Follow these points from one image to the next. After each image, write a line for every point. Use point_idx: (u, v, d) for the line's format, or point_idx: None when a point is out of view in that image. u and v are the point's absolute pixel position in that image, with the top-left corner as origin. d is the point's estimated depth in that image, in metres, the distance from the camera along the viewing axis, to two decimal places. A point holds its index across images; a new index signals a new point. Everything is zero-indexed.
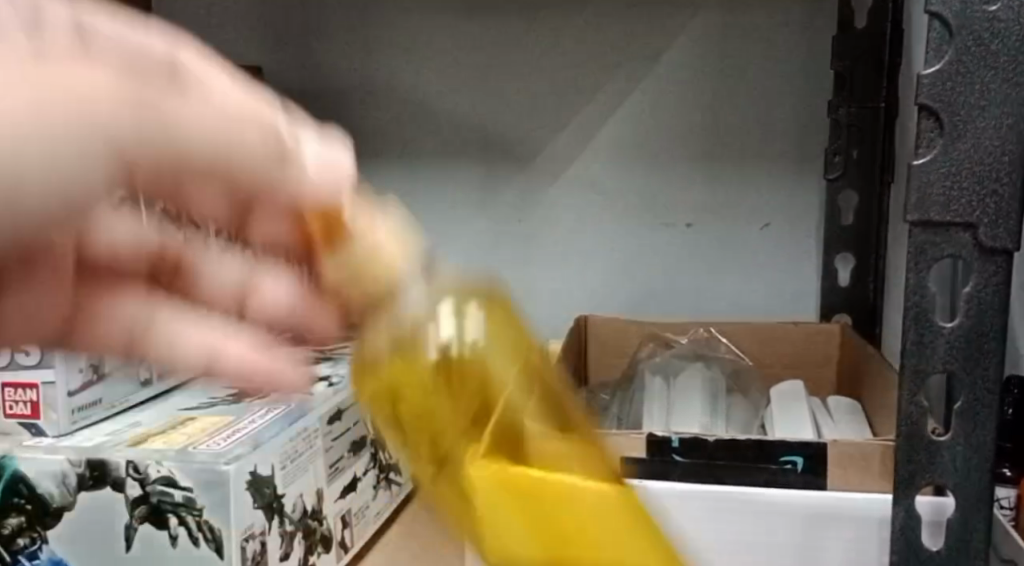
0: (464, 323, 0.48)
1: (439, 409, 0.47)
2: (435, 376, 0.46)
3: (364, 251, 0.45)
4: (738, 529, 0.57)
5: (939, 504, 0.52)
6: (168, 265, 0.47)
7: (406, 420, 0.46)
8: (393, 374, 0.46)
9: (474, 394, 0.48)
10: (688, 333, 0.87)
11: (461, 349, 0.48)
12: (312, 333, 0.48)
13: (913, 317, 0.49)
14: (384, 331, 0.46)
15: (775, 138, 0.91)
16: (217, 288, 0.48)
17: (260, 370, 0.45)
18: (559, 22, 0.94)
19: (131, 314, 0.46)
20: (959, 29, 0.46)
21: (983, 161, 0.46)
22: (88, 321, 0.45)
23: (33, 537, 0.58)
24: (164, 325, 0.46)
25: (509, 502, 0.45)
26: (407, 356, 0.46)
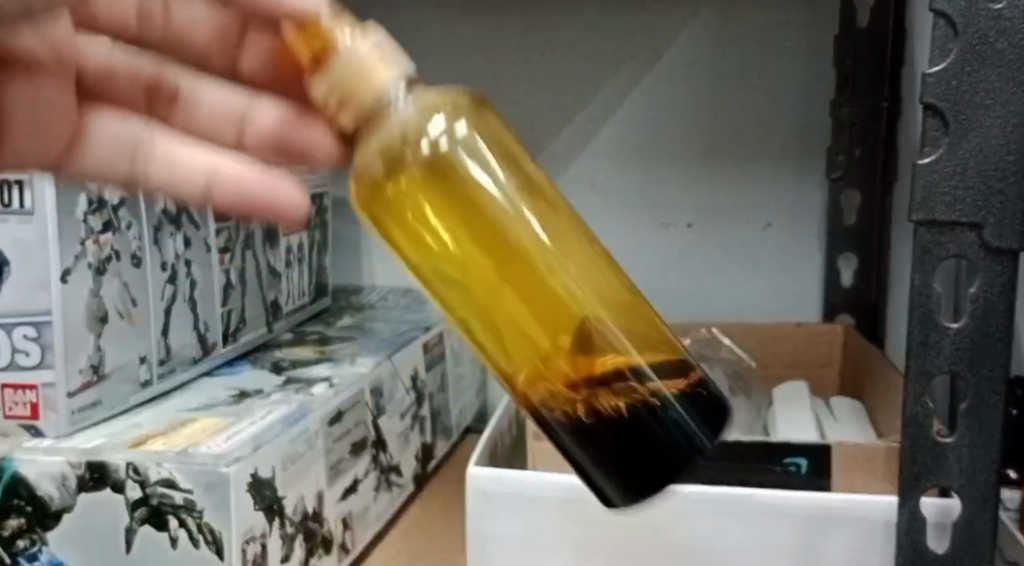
0: (454, 123, 0.47)
1: (435, 218, 0.49)
2: (428, 190, 0.48)
3: (348, 62, 0.41)
4: (746, 532, 0.57)
5: (945, 506, 0.51)
6: (164, 98, 0.51)
7: (405, 232, 0.49)
8: (381, 185, 0.46)
9: (466, 212, 0.50)
10: (690, 334, 0.84)
11: (450, 155, 0.47)
12: (312, 164, 0.50)
13: (918, 317, 0.49)
14: (366, 143, 0.44)
15: (777, 138, 0.91)
16: (216, 121, 0.51)
17: (258, 190, 0.47)
18: (560, 21, 0.93)
19: (118, 130, 0.49)
20: (964, 27, 0.46)
21: (988, 160, 0.46)
22: (76, 143, 0.49)
23: (33, 539, 0.58)
24: (153, 144, 0.48)
25: (509, 310, 0.50)
26: (396, 166, 0.45)
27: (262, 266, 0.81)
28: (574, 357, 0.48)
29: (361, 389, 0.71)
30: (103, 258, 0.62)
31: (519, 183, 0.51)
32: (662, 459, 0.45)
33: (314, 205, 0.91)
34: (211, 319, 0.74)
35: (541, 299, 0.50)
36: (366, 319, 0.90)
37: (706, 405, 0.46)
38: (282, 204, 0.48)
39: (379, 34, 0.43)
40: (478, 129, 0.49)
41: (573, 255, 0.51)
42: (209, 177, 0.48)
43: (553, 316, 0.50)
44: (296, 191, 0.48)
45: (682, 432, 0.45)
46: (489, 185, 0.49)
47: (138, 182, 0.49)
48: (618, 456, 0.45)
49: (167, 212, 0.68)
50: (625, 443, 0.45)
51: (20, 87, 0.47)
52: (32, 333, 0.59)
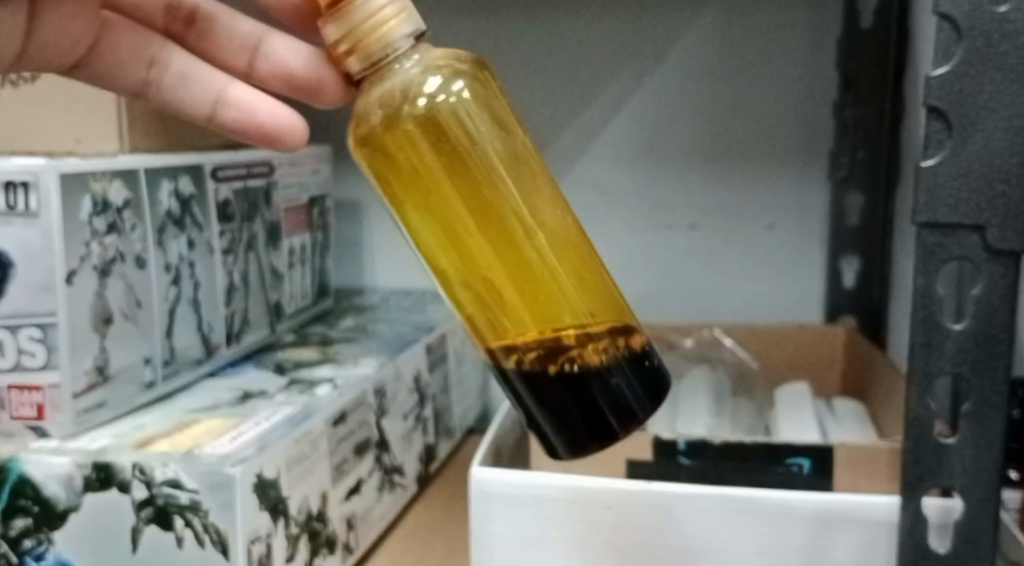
0: (451, 82, 0.49)
1: (428, 172, 0.52)
2: (422, 143, 0.50)
3: (364, 10, 0.45)
4: (753, 533, 0.57)
5: (948, 508, 0.51)
6: (185, 22, 0.56)
7: (400, 182, 0.52)
8: (372, 133, 0.49)
9: (460, 169, 0.52)
10: (693, 335, 0.86)
11: (447, 112, 0.50)
12: (313, 106, 0.54)
13: (921, 319, 0.49)
14: (367, 89, 0.48)
15: (779, 140, 0.91)
16: (233, 48, 0.55)
17: (262, 114, 0.54)
18: (561, 23, 0.94)
19: (138, 43, 0.55)
20: (968, 30, 0.46)
21: (992, 163, 0.47)
22: (102, 52, 0.54)
23: (40, 539, 0.58)
24: (174, 61, 0.55)
25: (488, 269, 0.52)
26: (389, 114, 0.48)
27: (265, 267, 0.81)
28: (539, 324, 0.51)
29: (365, 391, 0.72)
30: (108, 260, 0.62)
31: (519, 151, 0.52)
32: (596, 424, 0.47)
33: (317, 207, 0.91)
34: (214, 320, 0.74)
35: (517, 263, 0.52)
36: (368, 320, 0.90)
37: (643, 371, 0.49)
38: (280, 130, 0.54)
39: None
40: (479, 92, 0.50)
41: (556, 228, 0.52)
42: (221, 96, 0.54)
43: (528, 280, 0.52)
44: (297, 121, 0.54)
45: (619, 398, 0.47)
46: (484, 147, 0.51)
47: (156, 94, 0.55)
48: (558, 410, 0.47)
49: (171, 213, 0.69)
50: (565, 403, 0.47)
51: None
52: (37, 335, 0.59)
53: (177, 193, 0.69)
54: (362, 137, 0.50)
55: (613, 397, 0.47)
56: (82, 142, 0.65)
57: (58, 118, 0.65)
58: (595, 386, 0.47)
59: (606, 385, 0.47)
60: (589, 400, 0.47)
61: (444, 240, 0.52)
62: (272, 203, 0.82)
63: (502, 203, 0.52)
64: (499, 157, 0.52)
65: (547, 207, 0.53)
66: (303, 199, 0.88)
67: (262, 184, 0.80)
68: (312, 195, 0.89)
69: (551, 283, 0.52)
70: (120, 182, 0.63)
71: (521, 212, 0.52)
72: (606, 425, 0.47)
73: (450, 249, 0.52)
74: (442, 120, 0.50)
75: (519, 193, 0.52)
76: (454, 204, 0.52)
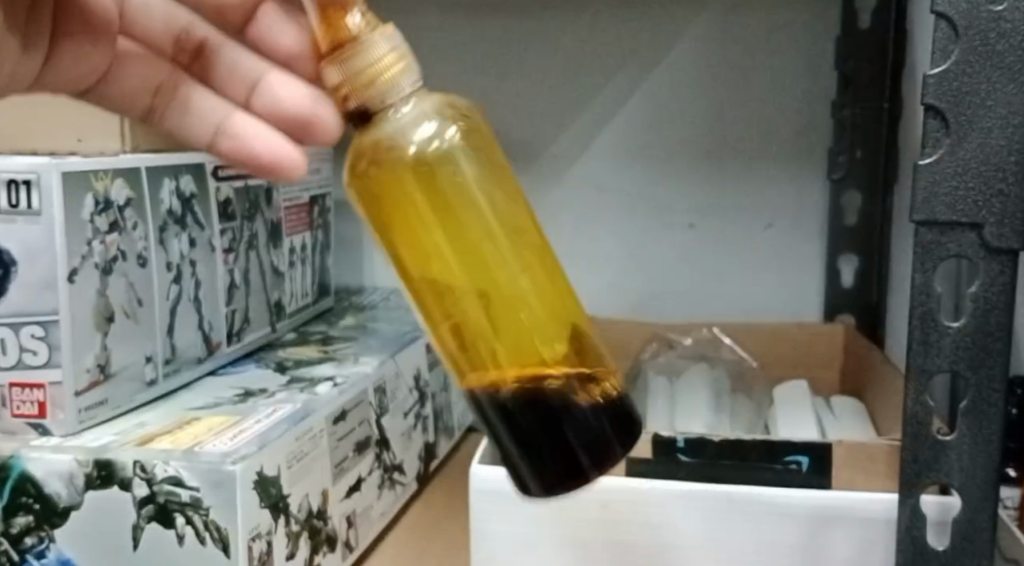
0: (445, 128, 0.47)
1: (413, 208, 0.48)
2: (410, 180, 0.47)
3: (365, 55, 0.42)
4: (752, 531, 0.57)
5: (945, 505, 0.52)
6: (189, 51, 0.54)
7: (382, 217, 0.49)
8: (365, 169, 0.47)
9: (448, 209, 0.49)
10: (692, 333, 0.87)
11: (438, 155, 0.47)
12: (304, 143, 0.52)
13: (919, 316, 0.49)
14: (360, 128, 0.45)
15: (778, 138, 0.91)
16: (233, 78, 0.53)
17: (261, 148, 0.51)
18: (561, 23, 0.94)
19: (148, 68, 0.54)
20: (965, 29, 0.46)
21: (989, 162, 0.47)
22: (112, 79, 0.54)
23: (41, 537, 0.59)
24: (182, 90, 0.54)
25: (469, 308, 0.48)
26: (385, 154, 0.46)
27: (266, 266, 0.82)
28: (518, 365, 0.47)
29: (365, 389, 0.72)
30: (110, 258, 0.62)
31: (511, 199, 0.50)
32: (569, 460, 0.44)
33: (318, 206, 0.91)
34: (215, 318, 0.74)
35: (500, 305, 0.48)
36: (369, 319, 0.91)
37: (619, 412, 0.46)
38: (277, 164, 0.51)
39: (397, 35, 0.44)
40: (472, 138, 0.48)
41: (542, 274, 0.49)
42: (222, 129, 0.52)
43: (513, 325, 0.48)
44: (296, 154, 0.51)
45: (592, 436, 0.44)
46: (474, 190, 0.49)
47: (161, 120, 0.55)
48: (530, 444, 0.44)
49: (172, 212, 0.69)
50: (539, 437, 0.44)
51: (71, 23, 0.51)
52: (38, 333, 0.59)
53: (178, 192, 0.70)
54: (352, 173, 0.47)
55: (590, 434, 0.44)
56: (84, 141, 0.65)
57: (60, 116, 0.65)
58: (569, 418, 0.44)
59: (580, 420, 0.44)
60: (560, 434, 0.44)
61: (426, 280, 0.49)
62: (273, 202, 0.82)
63: (491, 246, 0.49)
64: (489, 200, 0.49)
65: (540, 257, 0.50)
66: (304, 198, 0.88)
67: (263, 183, 0.81)
68: (313, 194, 0.90)
69: (538, 329, 0.48)
70: (121, 181, 0.63)
71: (511, 255, 0.49)
72: (580, 459, 0.44)
73: (432, 289, 0.49)
74: (433, 162, 0.47)
75: (510, 238, 0.49)
76: (438, 243, 0.49)
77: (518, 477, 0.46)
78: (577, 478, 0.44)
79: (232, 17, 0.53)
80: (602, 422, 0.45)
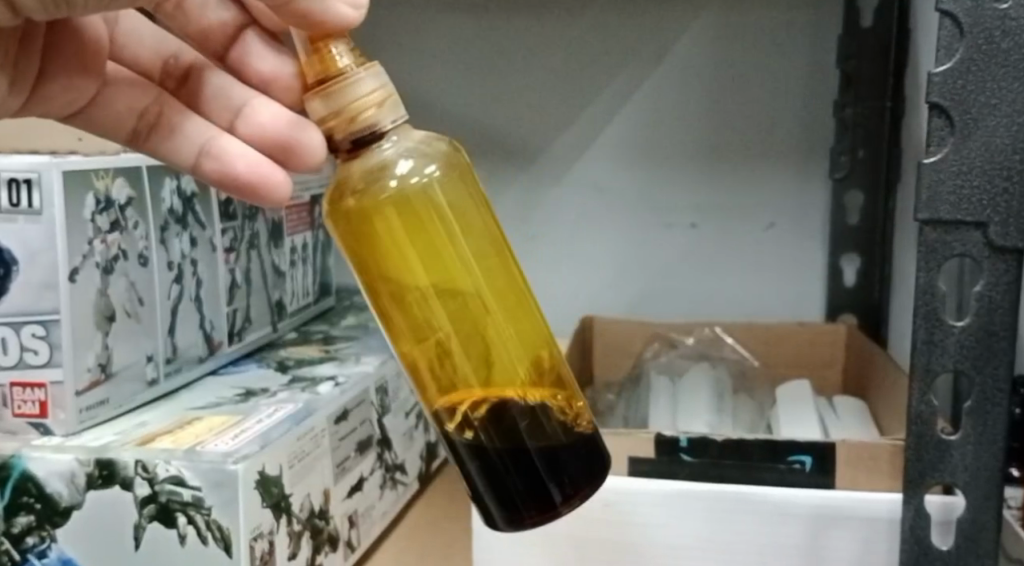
0: (423, 165, 0.48)
1: (389, 236, 0.51)
2: (389, 212, 0.50)
3: (353, 92, 0.44)
4: (754, 530, 0.57)
5: (949, 504, 0.52)
6: (177, 79, 0.53)
7: (359, 243, 0.51)
8: (348, 202, 0.48)
9: (421, 236, 0.51)
10: (694, 333, 0.87)
11: (419, 191, 0.49)
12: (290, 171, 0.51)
13: (923, 316, 0.49)
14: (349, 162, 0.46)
15: (780, 137, 0.91)
16: (219, 103, 0.52)
17: (247, 171, 0.50)
18: (562, 22, 0.94)
19: (137, 91, 0.52)
20: (971, 27, 0.46)
21: (994, 161, 0.47)
22: (100, 104, 0.52)
23: (43, 536, 0.58)
24: (168, 115, 0.52)
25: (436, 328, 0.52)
26: (363, 193, 0.48)
27: (267, 266, 0.81)
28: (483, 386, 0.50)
29: (367, 389, 0.72)
30: (111, 257, 0.62)
31: (484, 227, 0.53)
32: (539, 495, 0.47)
33: (319, 205, 0.91)
34: (216, 318, 0.74)
35: (465, 326, 0.52)
36: (370, 318, 0.91)
37: (586, 447, 0.48)
38: (263, 188, 0.50)
39: (380, 70, 0.45)
40: (452, 173, 0.50)
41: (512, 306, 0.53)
42: (207, 151, 0.51)
43: (478, 346, 0.52)
44: (283, 177, 0.50)
45: (563, 473, 0.47)
46: (450, 219, 0.51)
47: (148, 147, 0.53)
48: (499, 479, 0.47)
49: (173, 211, 0.69)
50: (512, 472, 0.47)
51: (63, 51, 0.50)
52: (39, 332, 0.59)
53: (179, 191, 0.69)
54: (333, 206, 0.49)
55: (561, 470, 0.47)
56: (85, 139, 0.66)
57: None
58: (543, 458, 0.47)
59: (550, 456, 0.47)
60: (533, 470, 0.46)
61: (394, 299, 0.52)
62: None
63: (461, 271, 0.52)
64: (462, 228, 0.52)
65: (505, 279, 0.53)
66: (305, 198, 0.88)
67: None
68: (314, 194, 0.89)
69: (502, 350, 0.51)
70: (122, 180, 0.63)
71: (478, 280, 0.52)
72: (546, 496, 0.47)
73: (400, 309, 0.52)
74: (412, 197, 0.49)
75: (478, 264, 0.53)
76: (408, 267, 0.52)
77: (485, 509, 0.48)
78: (547, 512, 0.47)
79: (215, 43, 0.52)
80: (572, 459, 0.47)
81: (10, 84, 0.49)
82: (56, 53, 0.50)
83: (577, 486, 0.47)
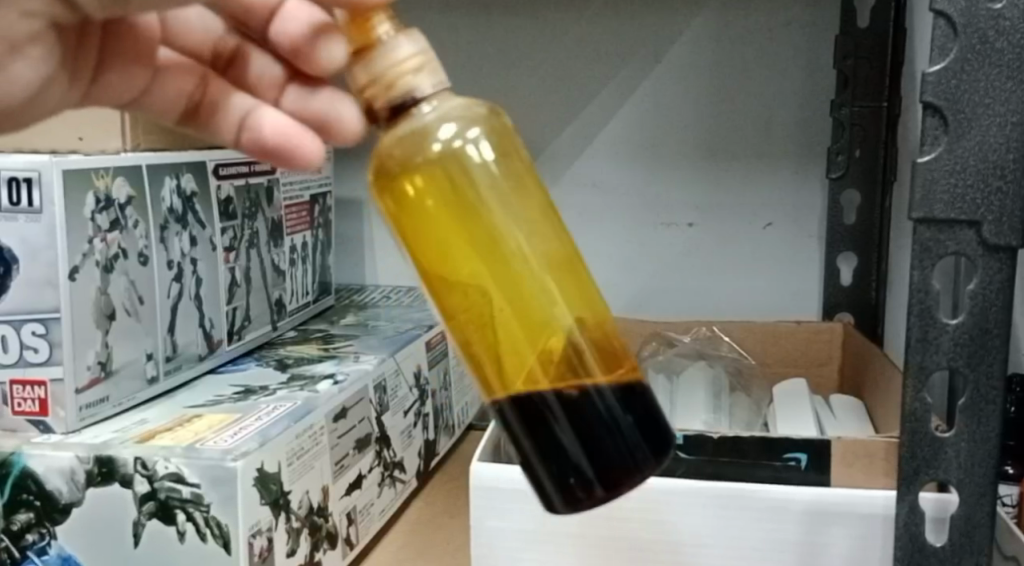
0: (467, 130, 0.46)
1: (440, 213, 0.48)
2: (436, 187, 0.47)
3: (391, 58, 0.42)
4: (748, 528, 0.58)
5: (943, 502, 0.52)
6: (226, 57, 0.51)
7: (409, 224, 0.48)
8: (393, 168, 0.46)
9: (471, 211, 0.48)
10: (691, 332, 0.87)
11: (464, 159, 0.47)
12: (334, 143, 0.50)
13: (918, 314, 0.50)
14: (387, 131, 0.44)
15: (776, 138, 0.92)
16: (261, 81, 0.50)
17: (278, 140, 0.48)
18: (561, 22, 0.94)
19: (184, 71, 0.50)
20: (964, 27, 0.47)
21: (988, 159, 0.47)
22: (150, 95, 0.50)
23: (42, 533, 0.59)
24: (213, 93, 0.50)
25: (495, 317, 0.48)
26: (408, 158, 0.46)
27: (267, 264, 0.82)
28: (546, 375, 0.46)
29: (365, 387, 0.72)
30: (111, 256, 0.63)
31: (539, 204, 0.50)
32: (606, 468, 0.44)
33: (318, 204, 0.91)
34: (216, 316, 0.75)
35: (527, 315, 0.48)
36: (368, 317, 0.91)
37: (648, 416, 0.45)
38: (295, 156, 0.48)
39: (421, 38, 0.43)
40: (499, 142, 0.48)
41: (562, 278, 0.48)
42: (247, 125, 0.49)
43: (538, 333, 0.47)
44: (316, 142, 0.48)
45: (627, 445, 0.44)
46: (497, 196, 0.48)
47: (195, 126, 0.51)
48: (555, 454, 0.44)
49: (172, 211, 0.69)
50: (571, 446, 0.44)
51: (122, 40, 0.48)
52: (40, 330, 0.59)
53: (179, 190, 0.70)
54: (381, 184, 0.47)
55: (626, 440, 0.44)
56: (84, 139, 0.65)
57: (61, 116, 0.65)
58: (603, 428, 0.44)
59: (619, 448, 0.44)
60: (597, 441, 0.44)
61: (455, 290, 0.48)
62: (273, 200, 0.82)
63: (517, 253, 0.48)
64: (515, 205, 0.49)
65: (567, 260, 0.49)
66: (304, 197, 0.88)
67: (263, 181, 0.81)
68: (313, 194, 0.89)
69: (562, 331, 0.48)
70: (122, 179, 0.64)
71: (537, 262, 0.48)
72: (606, 471, 0.44)
73: (461, 300, 0.48)
74: (458, 162, 0.47)
75: (538, 241, 0.49)
76: (466, 252, 0.48)
77: (545, 494, 0.45)
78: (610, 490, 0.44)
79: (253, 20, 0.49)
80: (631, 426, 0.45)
81: (71, 73, 0.46)
82: (114, 41, 0.47)
83: (642, 460, 0.44)
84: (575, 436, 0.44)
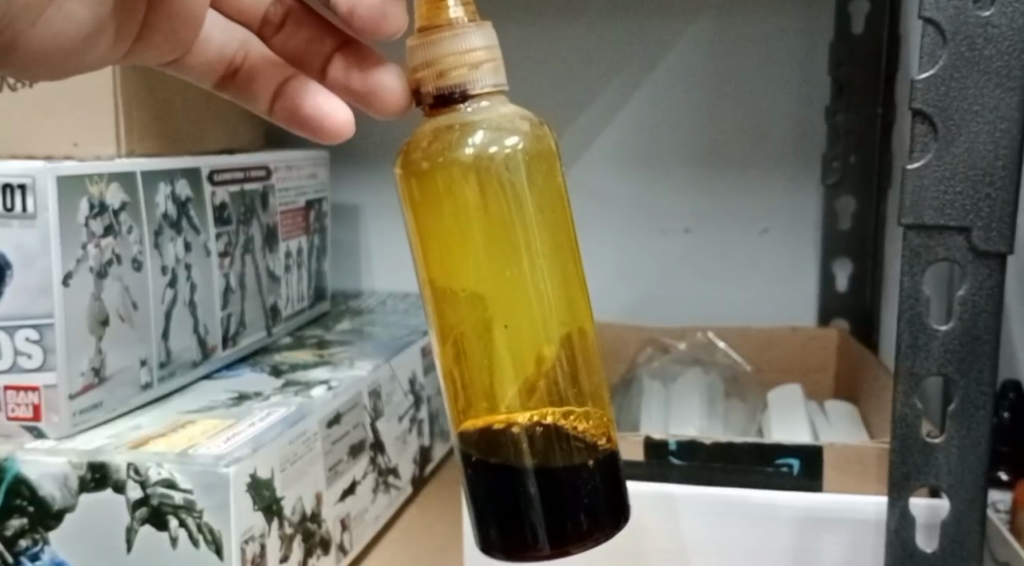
0: (505, 137, 0.47)
1: (456, 223, 0.49)
2: (461, 198, 0.49)
3: (472, 38, 0.43)
4: (740, 534, 0.58)
5: (934, 507, 0.52)
6: (275, 25, 0.53)
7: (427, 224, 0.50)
8: (420, 162, 0.48)
9: (492, 227, 0.49)
10: (686, 338, 0.87)
11: (498, 163, 0.47)
12: (369, 112, 0.50)
13: (908, 320, 0.50)
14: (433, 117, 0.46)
15: (771, 144, 0.92)
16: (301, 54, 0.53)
17: (311, 115, 0.51)
18: (557, 28, 0.94)
19: (228, 35, 0.54)
20: (953, 34, 0.47)
21: (977, 166, 0.47)
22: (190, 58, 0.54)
23: (36, 539, 0.59)
24: (252, 62, 0.54)
25: (490, 334, 0.50)
26: (439, 152, 0.47)
27: (262, 270, 0.82)
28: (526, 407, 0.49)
29: (358, 393, 0.72)
30: (105, 261, 0.63)
31: (563, 228, 0.50)
32: (558, 522, 0.45)
33: (314, 210, 0.91)
34: (211, 321, 0.75)
35: (520, 343, 0.50)
36: (364, 323, 0.91)
37: (611, 486, 0.47)
38: (323, 128, 0.51)
39: (490, 31, 0.45)
40: (538, 164, 0.48)
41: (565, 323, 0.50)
42: (276, 98, 0.53)
43: (529, 356, 0.50)
44: (344, 119, 0.51)
45: (581, 498, 0.46)
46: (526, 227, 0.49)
47: (234, 89, 0.55)
48: (511, 506, 0.46)
49: (167, 216, 0.69)
50: (528, 493, 0.46)
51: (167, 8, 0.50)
52: (34, 337, 0.60)
53: (173, 196, 0.70)
54: (405, 171, 0.48)
55: (584, 505, 0.46)
56: (79, 145, 0.66)
57: (55, 125, 0.66)
58: (567, 491, 0.46)
59: (578, 499, 0.46)
60: (560, 504, 0.45)
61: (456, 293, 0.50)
62: (268, 207, 0.82)
63: (533, 289, 0.50)
64: (539, 235, 0.50)
65: (576, 291, 0.50)
66: (300, 203, 0.88)
67: (258, 187, 0.81)
68: (308, 199, 0.90)
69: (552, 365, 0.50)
70: (116, 185, 0.64)
71: (547, 299, 0.50)
72: (556, 532, 0.45)
73: (462, 312, 0.50)
74: (491, 171, 0.48)
75: (553, 269, 0.50)
76: (476, 268, 0.50)
77: (485, 532, 0.48)
78: (557, 541, 0.45)
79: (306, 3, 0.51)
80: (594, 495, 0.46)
81: (115, 37, 0.49)
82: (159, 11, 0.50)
83: (594, 523, 0.46)
84: (537, 487, 0.45)
